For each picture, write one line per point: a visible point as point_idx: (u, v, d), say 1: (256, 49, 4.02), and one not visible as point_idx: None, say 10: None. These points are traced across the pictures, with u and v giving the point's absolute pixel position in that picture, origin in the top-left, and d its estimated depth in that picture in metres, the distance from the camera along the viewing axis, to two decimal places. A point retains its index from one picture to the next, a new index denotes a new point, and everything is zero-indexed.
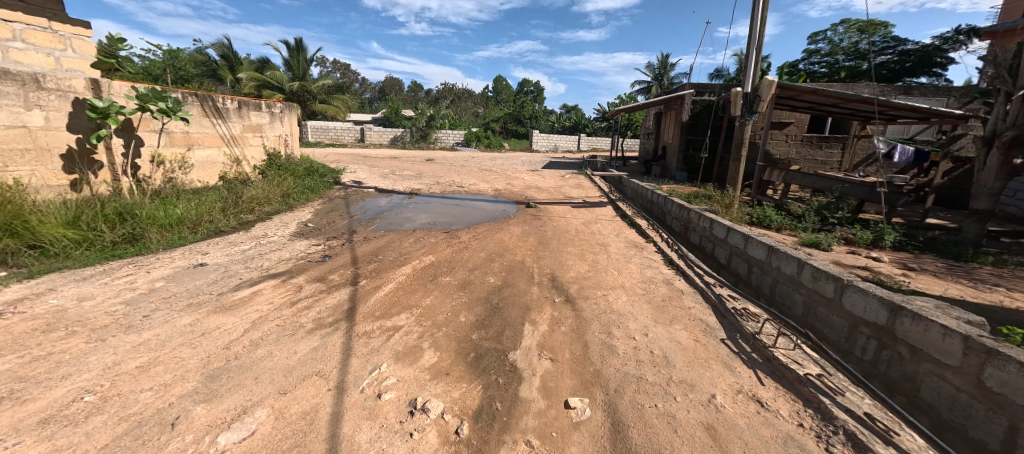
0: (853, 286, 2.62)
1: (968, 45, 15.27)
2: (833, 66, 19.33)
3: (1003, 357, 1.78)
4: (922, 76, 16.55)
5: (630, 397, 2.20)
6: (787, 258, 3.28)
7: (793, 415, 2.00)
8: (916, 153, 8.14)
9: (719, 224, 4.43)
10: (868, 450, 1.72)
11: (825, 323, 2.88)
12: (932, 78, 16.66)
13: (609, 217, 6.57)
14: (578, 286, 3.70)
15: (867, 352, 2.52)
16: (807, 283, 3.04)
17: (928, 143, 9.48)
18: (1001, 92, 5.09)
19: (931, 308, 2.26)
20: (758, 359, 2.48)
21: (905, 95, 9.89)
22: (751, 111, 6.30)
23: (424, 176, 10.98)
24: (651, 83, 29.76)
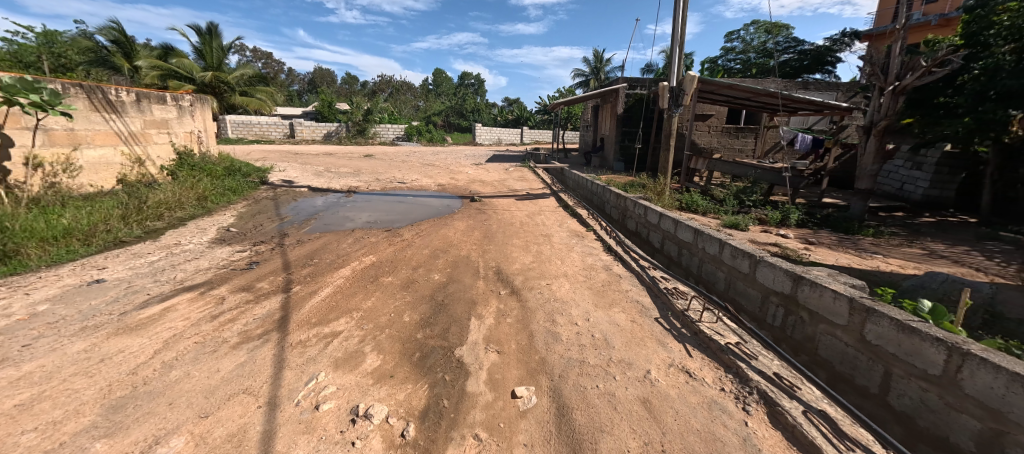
0: (764, 261, 2.92)
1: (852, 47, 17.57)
2: (746, 63, 21.30)
3: (878, 314, 2.09)
4: (817, 73, 18.80)
5: (574, 381, 2.28)
6: (710, 239, 3.57)
7: (716, 381, 2.19)
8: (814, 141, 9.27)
9: (652, 211, 4.71)
10: (776, 405, 1.93)
11: (742, 296, 3.18)
12: (825, 75, 18.98)
13: (552, 208, 6.73)
14: (522, 278, 3.75)
15: (776, 318, 2.82)
16: (727, 261, 3.35)
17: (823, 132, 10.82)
18: (875, 87, 5.93)
19: (824, 276, 2.59)
20: (686, 334, 2.68)
21: (804, 90, 11.18)
22: (677, 104, 6.77)
23: (363, 172, 10.47)
24: (589, 77, 30.82)
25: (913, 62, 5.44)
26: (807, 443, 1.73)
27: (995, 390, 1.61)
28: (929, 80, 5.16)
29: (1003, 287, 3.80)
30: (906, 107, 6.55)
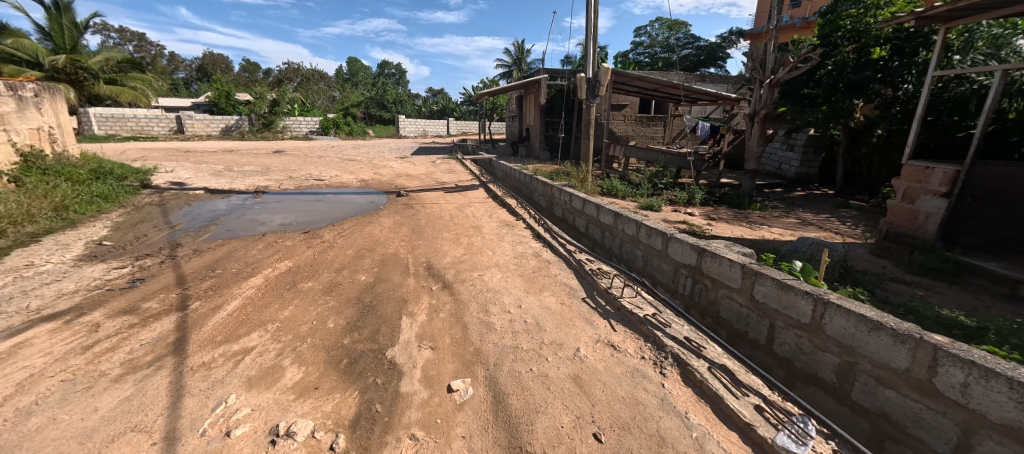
0: (674, 237, 3.22)
1: (738, 44, 19.94)
2: (653, 56, 23.13)
3: (763, 276, 2.43)
4: (712, 67, 21.06)
5: (508, 367, 2.32)
6: (628, 221, 3.84)
7: (637, 350, 2.37)
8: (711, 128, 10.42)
9: (576, 197, 4.93)
10: (687, 365, 2.15)
11: (657, 270, 3.48)
12: (718, 69, 21.33)
13: (481, 199, 6.73)
14: (454, 271, 3.70)
15: (686, 288, 3.13)
16: (643, 240, 3.63)
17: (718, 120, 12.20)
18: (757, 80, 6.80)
19: (722, 247, 2.93)
20: (610, 310, 2.87)
21: (702, 82, 12.48)
22: (594, 95, 7.12)
23: (272, 170, 9.49)
24: (513, 68, 31.17)
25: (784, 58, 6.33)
26: (712, 395, 1.95)
27: (848, 330, 1.97)
28: (796, 74, 6.05)
29: (853, 246, 4.64)
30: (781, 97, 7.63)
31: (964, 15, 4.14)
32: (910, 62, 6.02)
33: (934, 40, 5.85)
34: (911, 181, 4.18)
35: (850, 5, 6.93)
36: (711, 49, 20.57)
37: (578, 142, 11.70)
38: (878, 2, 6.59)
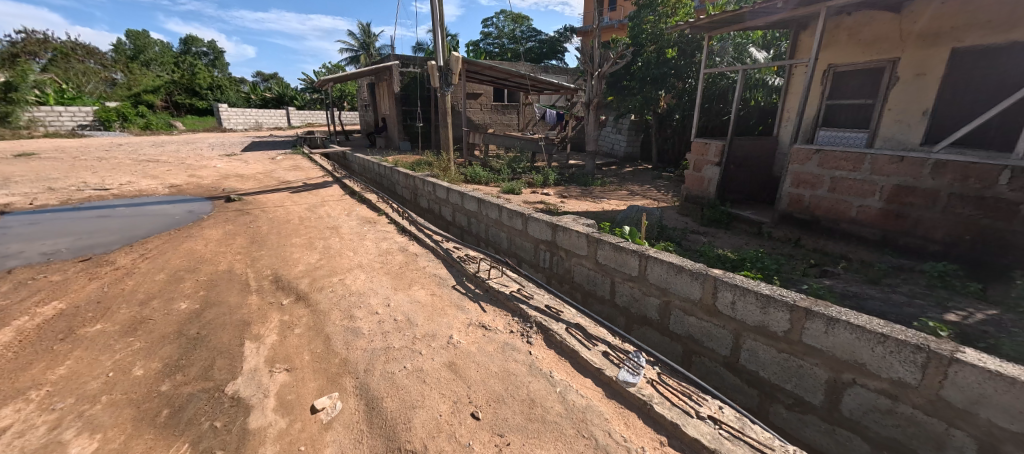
0: (531, 217, 3.49)
1: (572, 40, 22.45)
2: (502, 47, 24.26)
3: (603, 243, 2.84)
4: (553, 60, 23.34)
5: (380, 371, 2.19)
6: (491, 206, 4.01)
7: (507, 326, 2.52)
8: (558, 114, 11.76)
9: (440, 187, 4.91)
10: (549, 330, 2.38)
11: (520, 249, 3.73)
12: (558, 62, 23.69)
13: (337, 197, 6.12)
14: (309, 280, 3.30)
15: (545, 261, 3.44)
16: (505, 222, 3.85)
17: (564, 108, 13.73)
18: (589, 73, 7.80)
19: (570, 221, 3.30)
20: (479, 293, 2.97)
21: (545, 73, 13.77)
22: (447, 83, 7.14)
23: (15, 181, 6.83)
24: (360, 53, 28.86)
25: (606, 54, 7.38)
26: (570, 352, 2.20)
27: (663, 276, 2.46)
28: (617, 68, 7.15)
29: (666, 209, 5.79)
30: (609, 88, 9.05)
31: (718, 27, 5.43)
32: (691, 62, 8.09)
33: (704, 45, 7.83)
34: (698, 154, 5.52)
35: (648, 12, 8.39)
36: (551, 44, 22.67)
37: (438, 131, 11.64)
38: (666, 11, 8.21)
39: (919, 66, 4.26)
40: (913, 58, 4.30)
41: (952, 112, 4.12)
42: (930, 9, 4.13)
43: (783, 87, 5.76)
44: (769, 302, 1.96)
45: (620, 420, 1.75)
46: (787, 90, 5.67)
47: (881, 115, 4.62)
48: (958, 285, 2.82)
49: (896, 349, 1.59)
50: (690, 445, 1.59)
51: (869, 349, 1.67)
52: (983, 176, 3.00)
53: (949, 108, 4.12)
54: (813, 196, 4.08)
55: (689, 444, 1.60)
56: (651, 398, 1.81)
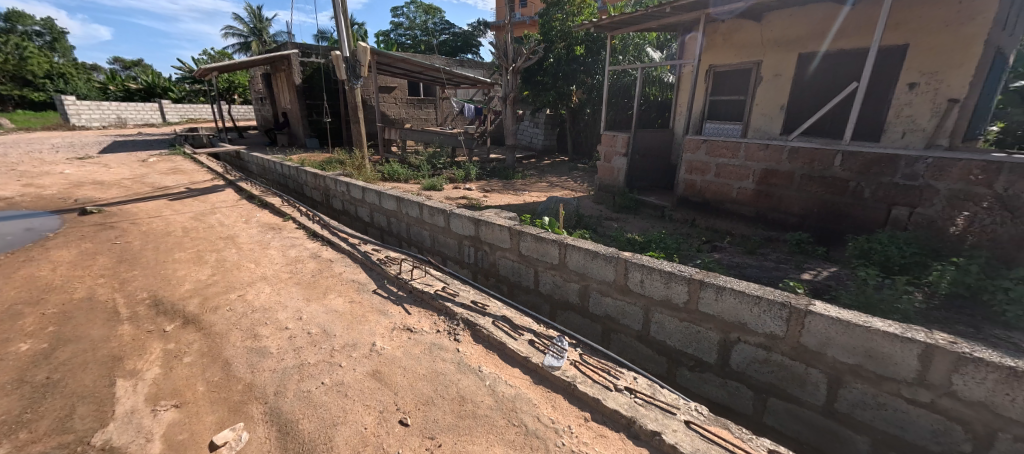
0: (453, 213, 3.45)
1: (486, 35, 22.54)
2: (415, 39, 23.34)
3: (524, 235, 2.91)
4: (469, 53, 23.27)
5: (294, 390, 1.97)
6: (410, 204, 3.89)
7: (433, 326, 2.46)
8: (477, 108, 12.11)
9: (354, 187, 4.63)
10: (476, 325, 2.38)
11: (444, 246, 3.67)
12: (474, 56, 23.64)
13: (231, 203, 5.40)
14: (200, 300, 2.87)
15: (469, 256, 3.44)
16: (427, 220, 3.76)
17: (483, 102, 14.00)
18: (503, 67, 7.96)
19: (492, 215, 3.33)
20: (403, 295, 2.86)
21: (461, 67, 13.73)
22: (356, 75, 6.74)
23: None
24: (251, 40, 25.71)
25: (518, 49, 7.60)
26: (498, 344, 2.23)
27: (581, 262, 2.61)
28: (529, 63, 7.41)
29: (582, 199, 6.15)
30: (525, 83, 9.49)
31: (619, 27, 5.84)
32: (596, 60, 8.86)
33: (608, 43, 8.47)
34: (607, 146, 5.90)
35: (557, 10, 8.76)
36: (464, 38, 22.54)
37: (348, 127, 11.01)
38: (573, 10, 8.67)
39: (777, 67, 5.03)
40: (773, 60, 5.07)
41: (801, 106, 4.93)
42: (782, 19, 4.91)
43: (676, 85, 6.41)
44: (671, 277, 2.19)
45: (548, 403, 1.82)
46: (679, 88, 6.32)
47: (751, 108, 5.35)
48: (811, 250, 3.43)
49: (768, 308, 1.88)
50: (610, 417, 1.72)
51: (749, 310, 1.95)
52: (824, 159, 3.66)
53: (799, 103, 4.93)
54: (704, 181, 4.62)
55: (610, 416, 1.72)
56: (574, 378, 1.91)
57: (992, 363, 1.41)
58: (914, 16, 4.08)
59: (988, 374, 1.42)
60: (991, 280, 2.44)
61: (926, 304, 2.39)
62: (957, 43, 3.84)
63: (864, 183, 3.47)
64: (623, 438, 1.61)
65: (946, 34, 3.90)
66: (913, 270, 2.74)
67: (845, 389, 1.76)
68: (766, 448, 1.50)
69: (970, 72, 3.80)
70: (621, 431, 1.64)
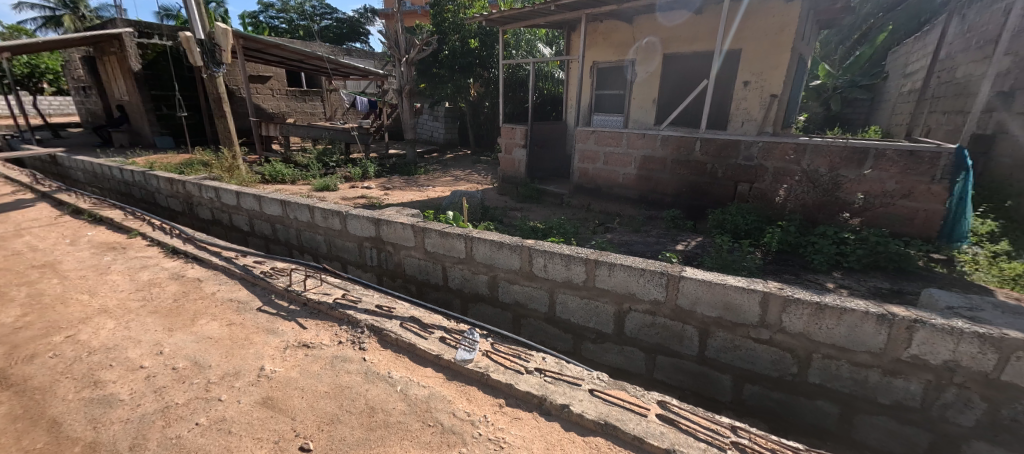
0: (350, 214, 3.21)
1: (375, 23, 21.35)
2: (291, 24, 20.35)
3: (428, 231, 2.84)
4: (356, 42, 21.87)
5: (160, 437, 1.62)
6: (298, 207, 3.53)
7: (333, 338, 2.26)
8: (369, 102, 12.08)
9: (226, 191, 4.02)
10: (383, 330, 2.25)
11: (343, 250, 3.40)
12: (363, 44, 22.25)
13: (48, 221, 4.25)
14: (5, 350, 2.20)
15: (372, 259, 3.23)
16: (321, 224, 3.44)
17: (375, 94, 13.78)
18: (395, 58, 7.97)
19: (394, 213, 3.18)
20: (296, 309, 2.57)
21: (348, 56, 12.87)
22: (216, 62, 6.11)
23: None
24: (61, 13, 20.31)
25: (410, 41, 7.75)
26: (408, 347, 2.14)
27: (487, 253, 2.64)
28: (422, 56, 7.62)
29: (487, 191, 6.28)
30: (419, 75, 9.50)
31: (509, 22, 5.98)
32: (488, 55, 9.22)
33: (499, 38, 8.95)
34: (508, 138, 6.06)
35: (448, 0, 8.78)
36: (350, 24, 21.01)
37: (212, 123, 9.56)
38: (463, 2, 8.79)
39: (648, 66, 5.71)
40: (644, 60, 5.73)
41: (668, 100, 5.68)
42: (649, 23, 5.56)
43: (566, 80, 6.85)
44: (571, 259, 2.34)
45: (463, 397, 1.82)
46: (568, 83, 6.77)
47: (630, 102, 6.02)
48: (683, 225, 3.99)
49: (652, 278, 2.13)
50: (524, 399, 1.78)
51: (637, 281, 2.18)
52: (688, 145, 4.26)
53: (667, 98, 5.67)
54: (595, 169, 5.05)
55: (523, 398, 1.78)
56: (487, 369, 1.93)
57: (805, 301, 1.81)
58: (743, 27, 4.95)
59: (804, 309, 1.82)
60: (804, 237, 3.12)
61: (764, 260, 2.97)
62: (772, 50, 4.79)
63: (718, 165, 4.13)
64: (536, 416, 1.69)
65: (765, 43, 4.84)
66: (755, 234, 3.37)
67: (712, 339, 2.09)
68: (655, 401, 1.70)
69: (782, 74, 4.79)
70: (534, 410, 1.72)
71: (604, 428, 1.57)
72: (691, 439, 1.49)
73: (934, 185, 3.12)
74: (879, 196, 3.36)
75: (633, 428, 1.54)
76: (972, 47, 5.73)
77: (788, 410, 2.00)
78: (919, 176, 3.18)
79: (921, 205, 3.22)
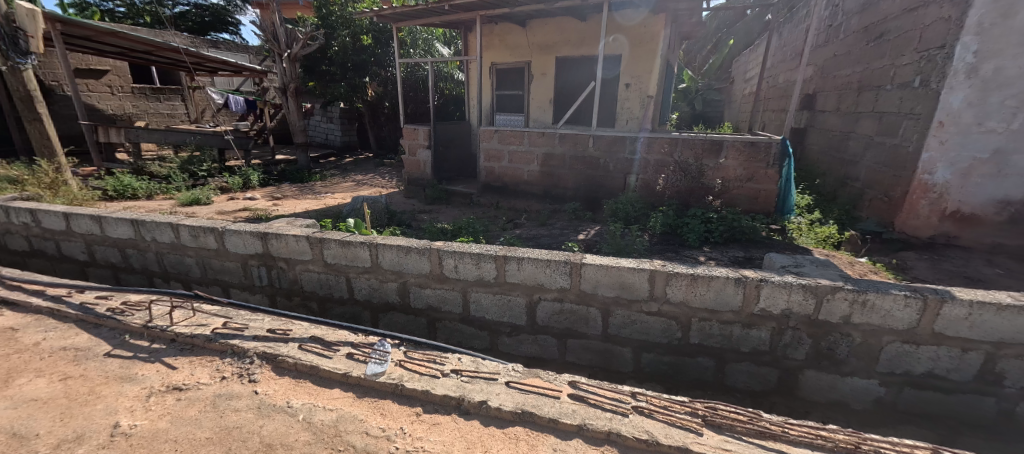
0: (227, 231, 2.80)
1: (246, 12, 18.90)
2: (131, 5, 16.73)
3: (326, 242, 2.61)
4: (224, 32, 19.14)
5: None
6: (157, 227, 2.98)
7: (214, 374, 1.95)
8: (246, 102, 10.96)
9: (48, 213, 3.21)
10: (277, 356, 2.01)
11: (223, 272, 2.96)
12: (233, 36, 19.55)
13: None
14: None
15: (261, 278, 2.87)
16: (191, 244, 2.95)
17: (252, 92, 12.39)
18: (273, 52, 7.45)
19: (283, 225, 2.87)
20: (162, 348, 2.16)
21: (215, 48, 11.25)
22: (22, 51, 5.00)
23: None
24: None
25: (292, 34, 7.34)
26: (310, 370, 1.95)
27: (394, 259, 2.53)
28: (307, 51, 7.38)
29: (393, 195, 6.06)
30: (305, 72, 8.85)
31: (402, 19, 5.79)
32: (383, 53, 8.93)
33: (392, 34, 8.77)
34: (410, 139, 5.90)
35: None
36: (215, 10, 18.23)
37: (20, 128, 7.58)
38: None
39: (543, 67, 6.02)
40: (538, 62, 6.03)
41: (563, 100, 6.07)
42: (541, 27, 5.86)
43: (466, 81, 6.87)
44: (480, 258, 2.36)
45: (376, 413, 1.71)
46: (469, 83, 6.81)
47: (529, 102, 6.28)
48: (583, 216, 4.31)
49: (557, 267, 2.26)
50: (441, 403, 1.74)
51: (543, 272, 2.29)
52: (582, 142, 4.61)
53: (562, 98, 6.05)
54: (500, 167, 5.18)
55: (440, 402, 1.75)
56: (401, 379, 1.84)
57: (683, 274, 2.09)
58: (621, 34, 5.51)
59: (682, 281, 2.10)
60: (681, 219, 3.60)
61: (651, 241, 3.37)
62: (645, 56, 5.43)
63: (609, 159, 4.54)
64: (455, 418, 1.67)
65: (639, 50, 5.46)
66: (643, 220, 3.78)
67: (613, 317, 2.29)
68: (567, 382, 1.81)
69: (655, 77, 5.46)
70: (453, 412, 1.70)
71: (521, 417, 1.62)
72: (599, 411, 1.62)
73: (769, 169, 3.87)
74: (732, 180, 4.04)
75: (548, 411, 1.62)
76: (788, 59, 7.20)
77: (676, 370, 2.30)
78: (759, 163, 3.90)
79: (761, 186, 3.96)
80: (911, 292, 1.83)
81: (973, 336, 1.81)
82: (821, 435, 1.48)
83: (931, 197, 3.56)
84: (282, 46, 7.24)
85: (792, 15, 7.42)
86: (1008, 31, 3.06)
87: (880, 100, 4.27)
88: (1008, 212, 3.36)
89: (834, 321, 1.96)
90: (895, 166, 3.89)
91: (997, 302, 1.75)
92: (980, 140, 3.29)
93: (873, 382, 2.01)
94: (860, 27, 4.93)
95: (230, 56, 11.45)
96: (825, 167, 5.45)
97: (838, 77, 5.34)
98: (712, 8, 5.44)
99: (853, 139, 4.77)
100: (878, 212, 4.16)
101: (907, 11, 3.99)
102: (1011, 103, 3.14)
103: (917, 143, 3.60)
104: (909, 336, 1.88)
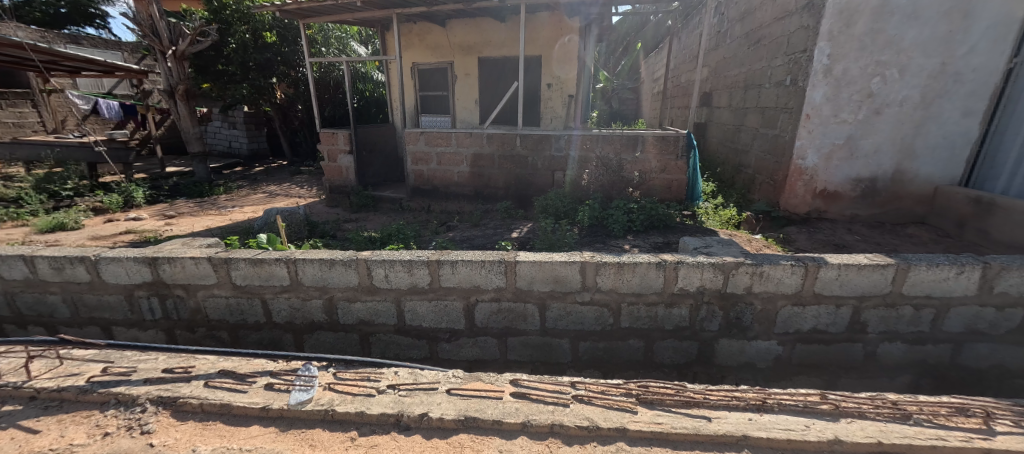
0: (102, 259, 2.37)
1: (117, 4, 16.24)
2: None
3: (234, 262, 2.33)
4: (88, 27, 16.18)
5: None
6: (3, 261, 2.44)
7: (93, 431, 1.63)
8: (122, 106, 9.46)
9: None
10: (177, 398, 1.74)
11: (100, 309, 2.51)
12: (99, 31, 16.64)
13: None
14: None
15: (153, 311, 2.48)
16: (53, 278, 2.45)
17: (128, 96, 10.74)
18: (155, 49, 6.55)
19: (178, 247, 2.50)
20: (17, 409, 1.76)
21: (74, 44, 9.53)
22: None
23: None
24: None
25: (177, 29, 6.53)
26: (220, 408, 1.72)
27: (317, 274, 2.33)
28: (198, 48, 6.59)
29: (314, 205, 5.64)
30: (196, 72, 7.87)
31: (310, 16, 5.40)
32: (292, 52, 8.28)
33: (301, 32, 8.14)
34: (329, 145, 5.53)
35: None
36: (72, 1, 15.38)
37: None
38: None
39: (465, 68, 6.00)
40: (460, 62, 6.00)
41: (488, 101, 6.10)
42: (460, 28, 5.83)
43: (386, 81, 6.59)
44: (412, 264, 2.26)
45: (304, 445, 1.55)
46: (389, 83, 6.54)
47: (454, 102, 6.22)
48: (515, 214, 4.38)
49: (492, 267, 2.25)
50: (379, 422, 1.64)
51: (478, 273, 2.27)
52: (509, 141, 4.67)
53: (487, 98, 6.07)
54: (429, 170, 5.05)
55: (378, 421, 1.64)
56: (332, 404, 1.70)
57: (611, 263, 2.19)
58: (539, 36, 5.67)
59: (611, 270, 2.21)
60: (605, 211, 3.79)
61: (580, 235, 3.52)
62: (564, 56, 5.66)
63: (536, 157, 4.65)
64: (395, 436, 1.58)
65: (557, 52, 5.68)
66: (571, 214, 3.95)
67: (549, 310, 2.34)
68: (508, 381, 1.81)
69: (574, 76, 5.71)
70: (392, 430, 1.60)
71: (464, 423, 1.58)
72: (541, 405, 1.64)
73: (679, 161, 4.26)
74: (647, 173, 4.38)
75: (491, 413, 1.60)
76: (687, 61, 7.99)
77: (610, 355, 2.42)
78: (669, 155, 4.28)
79: (672, 177, 4.33)
80: (795, 260, 2.12)
81: (843, 293, 2.15)
82: (734, 395, 1.65)
83: (805, 179, 4.17)
84: (165, 41, 6.41)
85: (688, 21, 8.26)
86: (850, 38, 3.71)
87: (762, 97, 4.90)
88: (860, 188, 4.06)
89: (738, 293, 2.20)
90: (777, 154, 4.50)
91: (858, 263, 2.09)
92: (837, 129, 3.94)
93: (772, 343, 2.30)
94: (741, 34, 5.62)
95: (96, 53, 9.80)
96: (723, 156, 6.13)
97: (728, 77, 6.05)
98: (619, 12, 5.83)
99: (743, 132, 5.43)
100: (766, 195, 4.78)
101: (776, 20, 4.64)
102: (856, 97, 3.82)
103: (792, 134, 4.20)
104: (797, 299, 2.18)
